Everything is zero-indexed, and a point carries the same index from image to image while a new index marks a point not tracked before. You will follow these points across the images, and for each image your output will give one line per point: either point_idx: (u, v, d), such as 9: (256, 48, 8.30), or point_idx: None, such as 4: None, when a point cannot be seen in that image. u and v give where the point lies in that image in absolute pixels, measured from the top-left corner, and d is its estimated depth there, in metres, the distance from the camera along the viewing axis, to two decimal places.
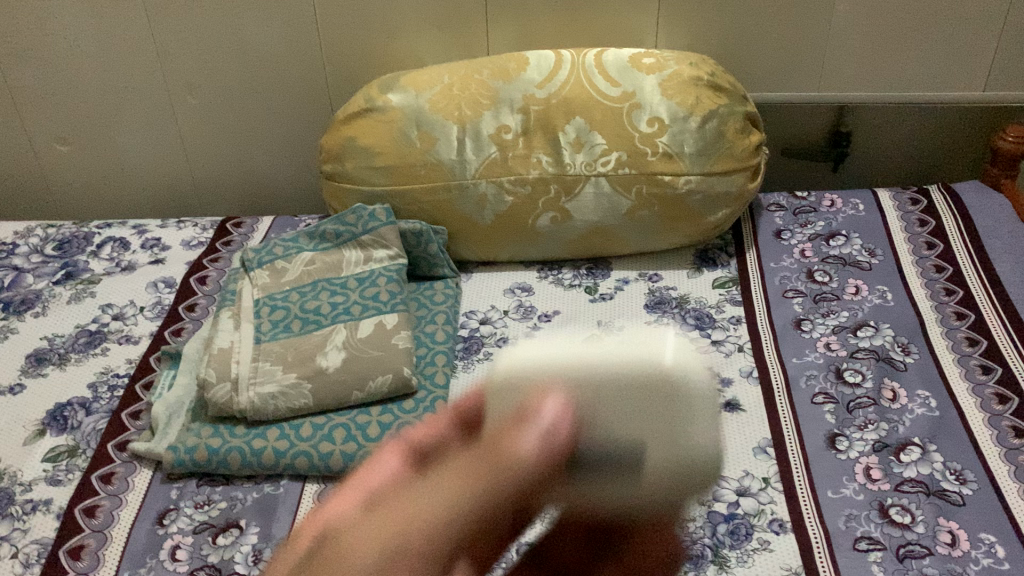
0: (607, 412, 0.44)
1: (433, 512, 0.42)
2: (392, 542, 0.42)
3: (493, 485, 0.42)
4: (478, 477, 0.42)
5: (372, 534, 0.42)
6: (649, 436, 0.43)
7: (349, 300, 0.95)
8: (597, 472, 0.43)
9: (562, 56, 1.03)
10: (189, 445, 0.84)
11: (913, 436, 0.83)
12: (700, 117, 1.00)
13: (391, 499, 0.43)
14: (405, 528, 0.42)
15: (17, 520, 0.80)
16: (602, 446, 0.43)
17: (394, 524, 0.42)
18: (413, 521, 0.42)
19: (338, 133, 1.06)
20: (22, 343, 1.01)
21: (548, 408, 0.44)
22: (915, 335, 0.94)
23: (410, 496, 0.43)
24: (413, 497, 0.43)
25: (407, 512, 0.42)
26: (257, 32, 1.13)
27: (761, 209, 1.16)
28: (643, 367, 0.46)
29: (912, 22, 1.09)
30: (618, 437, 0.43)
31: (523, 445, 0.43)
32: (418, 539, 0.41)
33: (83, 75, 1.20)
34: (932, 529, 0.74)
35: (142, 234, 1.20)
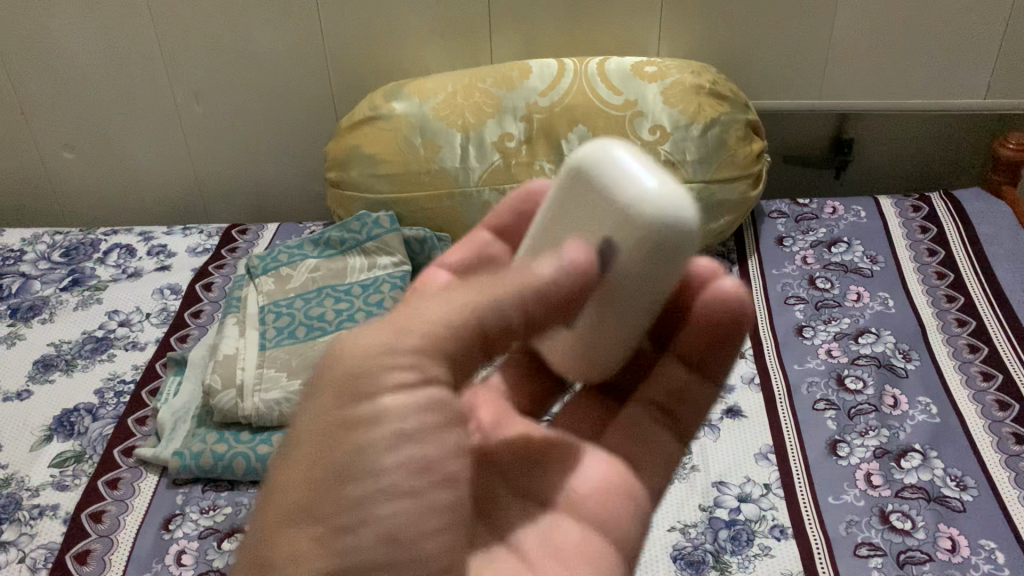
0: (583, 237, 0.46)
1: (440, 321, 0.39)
2: (407, 341, 0.38)
3: (506, 300, 0.40)
4: (490, 294, 0.40)
5: (384, 332, 0.39)
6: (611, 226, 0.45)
7: (353, 307, 0.96)
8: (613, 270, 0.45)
9: (564, 65, 1.04)
10: (195, 451, 0.85)
11: (913, 443, 0.83)
12: (702, 125, 1.01)
13: (405, 310, 0.40)
14: (421, 330, 0.39)
15: (24, 525, 0.81)
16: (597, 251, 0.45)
17: (408, 326, 0.39)
18: (431, 324, 0.39)
19: (343, 141, 1.07)
20: (29, 350, 1.02)
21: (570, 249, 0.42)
22: (916, 342, 0.94)
23: (418, 309, 0.40)
24: (433, 305, 0.40)
25: (411, 321, 0.39)
26: (263, 41, 1.14)
27: (763, 216, 1.16)
28: (590, 169, 0.47)
29: (913, 30, 1.10)
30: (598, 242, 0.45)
31: (547, 267, 0.41)
32: (437, 341, 0.39)
33: (90, 83, 1.21)
34: (932, 535, 0.75)
35: (148, 241, 1.21)
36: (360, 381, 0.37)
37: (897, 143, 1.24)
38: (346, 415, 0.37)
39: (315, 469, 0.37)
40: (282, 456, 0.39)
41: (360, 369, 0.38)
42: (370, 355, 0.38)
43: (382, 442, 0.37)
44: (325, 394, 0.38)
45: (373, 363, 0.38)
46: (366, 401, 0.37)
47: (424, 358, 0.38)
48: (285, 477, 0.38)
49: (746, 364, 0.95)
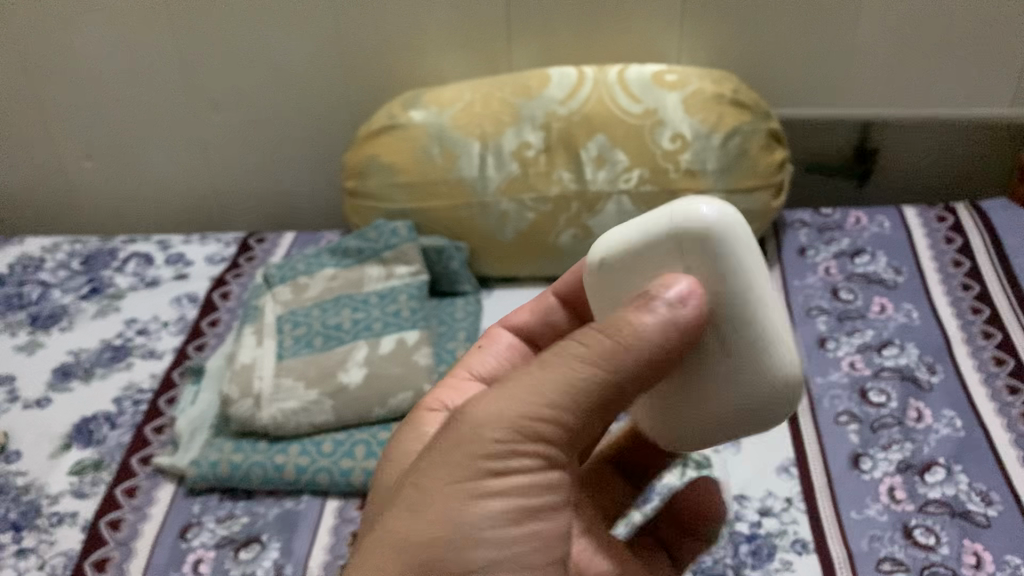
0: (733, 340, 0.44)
1: (561, 395, 0.43)
2: (522, 406, 0.43)
3: (622, 370, 0.43)
4: (605, 352, 0.43)
5: (503, 402, 0.44)
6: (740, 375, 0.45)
7: (371, 317, 0.96)
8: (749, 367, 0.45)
9: (584, 73, 1.03)
10: (212, 460, 0.84)
11: (938, 457, 0.82)
12: (723, 134, 1.00)
13: (523, 376, 0.45)
14: (531, 398, 0.43)
15: (44, 532, 0.81)
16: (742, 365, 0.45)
17: (521, 395, 0.44)
18: (545, 391, 0.43)
19: (361, 150, 1.07)
20: (48, 358, 1.03)
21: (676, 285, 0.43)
22: (941, 354, 0.93)
23: (542, 375, 0.44)
24: (546, 375, 0.44)
25: (528, 399, 0.43)
26: (281, 48, 1.14)
27: (785, 226, 1.15)
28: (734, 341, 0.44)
29: (937, 38, 1.08)
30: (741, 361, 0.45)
31: (647, 325, 0.43)
32: (546, 410, 0.43)
33: (110, 91, 1.21)
34: (957, 550, 0.73)
35: (166, 249, 1.21)
36: (482, 456, 0.43)
37: (922, 151, 1.22)
38: (467, 494, 0.43)
39: (428, 539, 0.42)
40: (390, 514, 0.44)
41: (487, 443, 0.43)
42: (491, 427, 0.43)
43: (495, 521, 0.42)
44: (441, 462, 0.44)
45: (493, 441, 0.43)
46: (487, 476, 0.43)
47: (545, 437, 0.43)
48: (396, 538, 0.43)
49: None
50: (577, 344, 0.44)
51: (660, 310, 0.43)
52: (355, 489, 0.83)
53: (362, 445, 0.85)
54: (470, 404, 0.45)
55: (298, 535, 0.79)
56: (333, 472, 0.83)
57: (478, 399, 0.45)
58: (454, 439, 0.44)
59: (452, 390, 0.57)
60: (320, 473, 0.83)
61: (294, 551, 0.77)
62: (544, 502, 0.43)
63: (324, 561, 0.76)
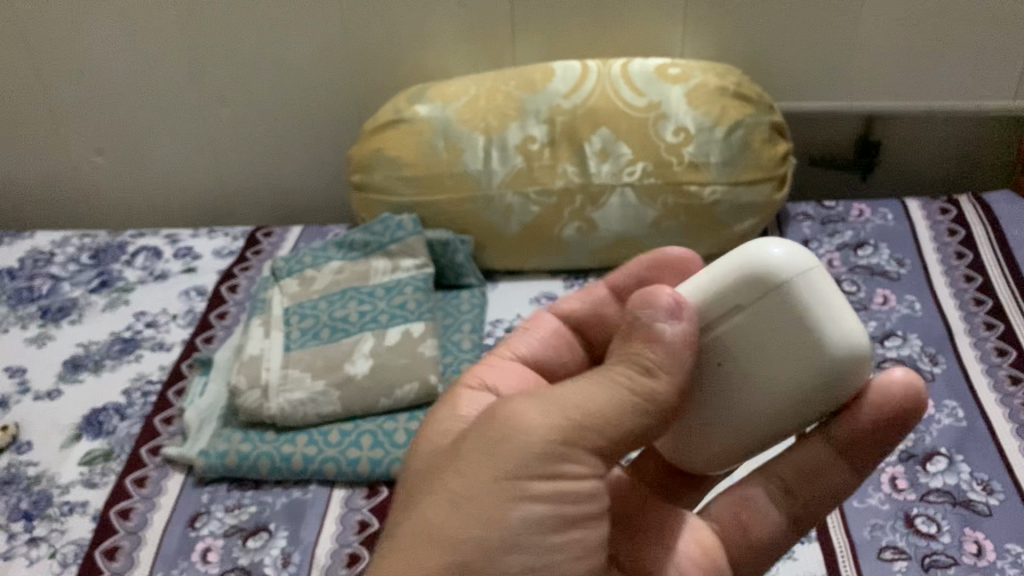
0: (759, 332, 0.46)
1: (602, 412, 0.43)
2: (565, 418, 0.43)
3: (656, 381, 0.44)
4: (647, 366, 0.44)
5: (544, 412, 0.44)
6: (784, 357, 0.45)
7: (377, 308, 0.97)
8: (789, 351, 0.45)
9: (588, 67, 1.04)
10: (220, 450, 0.86)
11: (939, 446, 0.82)
12: (726, 127, 1.00)
13: (557, 390, 0.45)
14: (572, 410, 0.44)
15: (55, 521, 0.82)
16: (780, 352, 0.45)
17: (563, 407, 0.44)
18: (584, 404, 0.44)
19: (367, 144, 1.08)
20: (59, 351, 1.04)
21: (664, 297, 0.45)
22: (943, 345, 0.93)
23: (580, 391, 0.44)
24: (583, 390, 0.44)
25: (567, 410, 0.43)
26: (287, 44, 1.15)
27: (789, 218, 1.15)
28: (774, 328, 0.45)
29: (938, 30, 1.09)
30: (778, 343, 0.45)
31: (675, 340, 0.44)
32: (589, 423, 0.43)
33: (119, 87, 1.23)
34: (958, 539, 0.74)
35: (174, 243, 1.22)
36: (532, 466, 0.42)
37: (926, 145, 1.23)
38: (507, 496, 0.42)
39: (463, 536, 0.42)
40: (424, 506, 0.43)
41: (529, 451, 0.42)
42: (533, 436, 0.43)
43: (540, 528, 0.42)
44: (478, 462, 0.43)
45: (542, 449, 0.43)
46: (528, 483, 0.42)
47: (592, 450, 0.43)
48: (430, 531, 0.42)
49: None
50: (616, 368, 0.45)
51: (666, 329, 0.44)
52: (362, 478, 0.84)
53: (369, 435, 0.86)
54: (507, 405, 0.45)
55: (305, 523, 0.80)
56: (340, 462, 0.84)
57: (517, 403, 0.45)
58: (490, 442, 0.43)
59: (491, 367, 0.55)
60: (327, 463, 0.84)
61: (302, 539, 0.78)
62: (583, 511, 0.43)
63: (331, 549, 0.77)
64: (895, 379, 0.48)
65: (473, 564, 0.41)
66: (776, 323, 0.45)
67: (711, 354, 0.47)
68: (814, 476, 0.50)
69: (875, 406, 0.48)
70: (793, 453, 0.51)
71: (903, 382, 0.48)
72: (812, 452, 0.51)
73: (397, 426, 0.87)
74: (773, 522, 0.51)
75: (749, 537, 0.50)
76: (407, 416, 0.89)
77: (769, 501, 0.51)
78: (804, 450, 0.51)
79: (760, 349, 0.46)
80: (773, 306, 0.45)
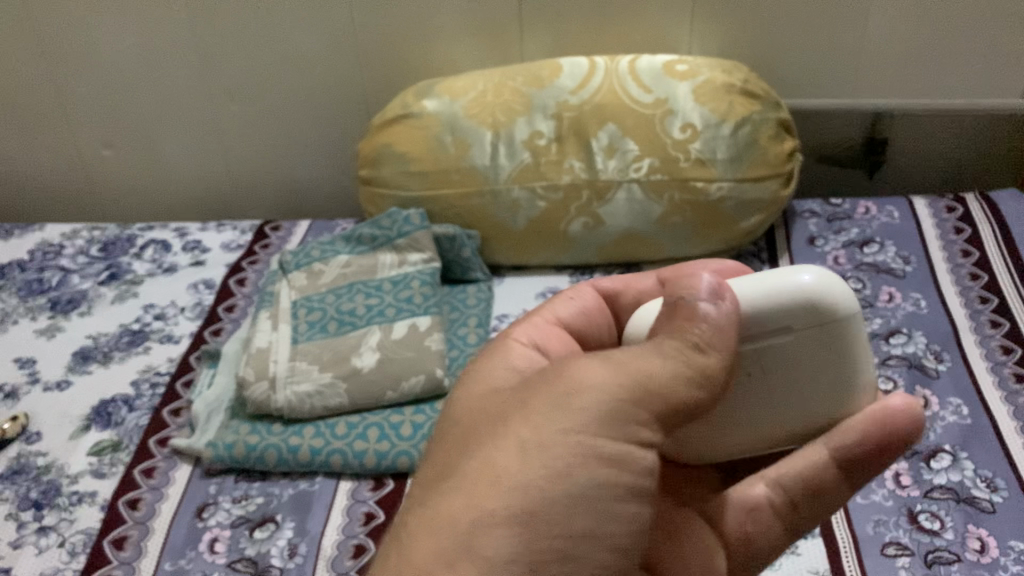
0: (801, 357, 0.48)
1: (665, 381, 0.45)
2: (633, 382, 0.45)
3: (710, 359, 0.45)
4: (701, 346, 0.45)
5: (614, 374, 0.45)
6: (817, 380, 0.49)
7: (383, 302, 0.97)
8: (824, 376, 0.49)
9: (595, 63, 1.04)
10: (228, 441, 0.86)
11: (943, 444, 0.83)
12: (733, 124, 1.01)
13: (623, 356, 0.46)
14: (638, 375, 0.45)
15: (64, 511, 0.83)
16: (815, 377, 0.49)
17: (631, 371, 0.45)
18: (648, 373, 0.45)
19: (375, 138, 1.08)
20: (68, 342, 1.05)
21: (705, 282, 0.47)
22: (948, 343, 0.94)
23: (648, 359, 0.46)
24: (647, 359, 0.46)
25: (632, 369, 0.45)
26: (296, 39, 1.16)
27: (795, 215, 1.15)
28: (818, 351, 0.48)
29: (946, 28, 1.09)
30: (813, 369, 0.48)
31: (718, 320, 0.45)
32: (653, 390, 0.45)
33: (129, 81, 1.23)
34: (961, 535, 0.74)
35: (183, 236, 1.23)
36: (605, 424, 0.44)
37: (936, 144, 1.22)
38: (575, 453, 0.44)
39: (533, 484, 0.43)
40: (492, 449, 0.45)
41: (596, 408, 0.44)
42: (601, 396, 0.45)
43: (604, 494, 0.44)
44: (551, 413, 0.45)
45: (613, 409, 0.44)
46: (596, 443, 0.44)
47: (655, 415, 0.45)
48: (499, 473, 0.44)
49: None
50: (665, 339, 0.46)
51: (704, 308, 0.46)
52: (368, 471, 0.84)
53: (375, 428, 0.87)
54: (575, 364, 0.47)
55: (312, 515, 0.81)
56: (346, 454, 0.85)
57: (587, 362, 0.47)
58: (562, 396, 0.45)
59: (535, 328, 0.56)
60: (333, 455, 0.85)
61: (309, 530, 0.79)
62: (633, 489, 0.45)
63: (338, 540, 0.78)
64: (899, 407, 0.49)
65: (539, 514, 0.43)
66: (821, 349, 0.48)
67: (743, 363, 0.49)
68: (820, 492, 0.51)
69: (879, 426, 0.49)
70: (794, 468, 0.51)
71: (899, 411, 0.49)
72: (815, 474, 0.50)
73: (403, 420, 0.88)
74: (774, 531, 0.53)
75: (750, 547, 0.53)
76: (413, 409, 0.89)
77: (771, 510, 0.52)
78: (806, 467, 0.50)
79: (796, 365, 0.48)
80: (822, 332, 0.48)
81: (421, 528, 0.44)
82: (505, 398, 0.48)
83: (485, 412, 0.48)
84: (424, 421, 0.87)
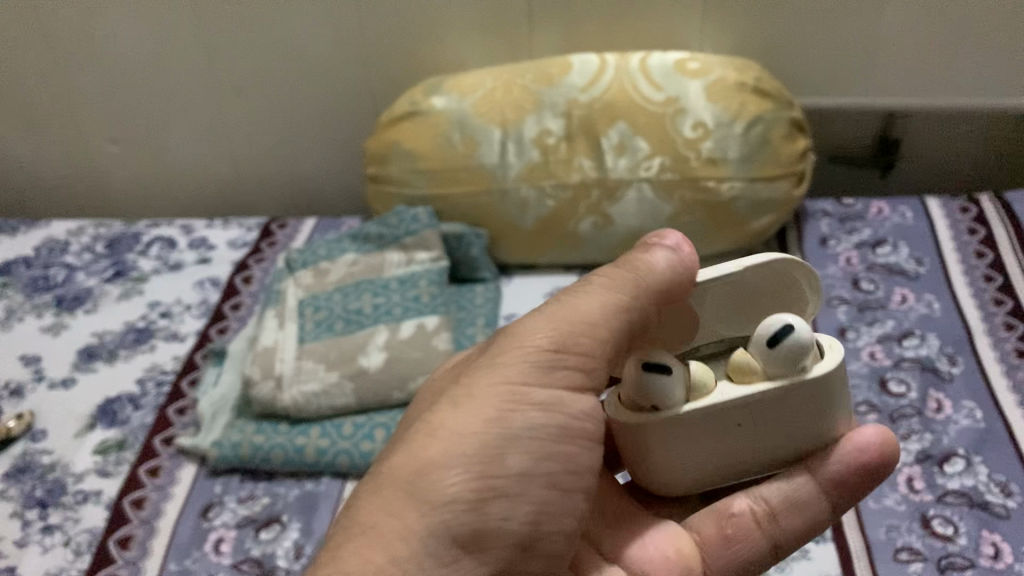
0: (783, 410, 0.48)
1: (592, 319, 0.51)
2: (565, 328, 0.51)
3: (637, 298, 0.51)
4: (626, 286, 0.51)
5: (547, 324, 0.51)
6: (793, 427, 0.50)
7: (391, 301, 0.96)
8: (802, 425, 0.50)
9: (605, 60, 1.03)
10: (234, 441, 0.86)
11: (957, 448, 0.81)
12: (745, 122, 0.99)
13: (559, 302, 0.52)
14: (570, 322, 0.51)
15: (69, 509, 0.82)
16: (792, 426, 0.50)
17: (562, 319, 0.51)
18: (579, 318, 0.51)
19: (383, 136, 1.07)
20: (73, 339, 1.04)
21: (672, 236, 0.52)
22: (962, 345, 0.92)
23: (579, 306, 0.51)
24: (575, 303, 0.52)
25: (565, 317, 0.51)
26: (304, 34, 1.15)
27: (806, 215, 1.14)
28: (801, 403, 0.48)
29: (961, 27, 1.08)
30: (793, 419, 0.49)
31: (656, 262, 0.51)
32: (584, 332, 0.51)
33: (136, 77, 1.22)
34: (975, 541, 0.73)
35: (189, 234, 1.22)
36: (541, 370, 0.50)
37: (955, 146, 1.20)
38: (507, 396, 0.49)
39: (470, 431, 0.48)
40: (437, 409, 0.50)
41: (525, 362, 0.50)
42: (527, 348, 0.50)
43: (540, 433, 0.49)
44: (491, 368, 0.51)
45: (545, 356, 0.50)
46: (528, 390, 0.50)
47: (583, 355, 0.51)
48: (439, 426, 0.49)
49: None
50: (604, 272, 0.53)
51: (661, 254, 0.51)
52: None
53: (382, 428, 0.86)
54: (519, 321, 0.53)
55: (318, 516, 0.80)
56: (354, 455, 0.84)
57: (529, 319, 0.52)
58: (503, 351, 0.51)
59: None
60: (340, 455, 0.84)
61: (315, 531, 0.79)
62: (572, 427, 0.50)
63: None
64: (877, 440, 0.51)
65: (478, 458, 0.47)
66: (803, 404, 0.48)
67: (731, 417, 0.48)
68: (794, 507, 0.52)
69: (854, 456, 0.51)
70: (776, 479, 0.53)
71: (872, 443, 0.51)
72: (796, 488, 0.52)
73: None
74: (751, 543, 0.54)
75: (724, 551, 0.54)
76: None
77: (750, 520, 0.53)
78: (788, 485, 0.52)
79: (782, 408, 0.48)
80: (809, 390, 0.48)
81: (372, 490, 0.48)
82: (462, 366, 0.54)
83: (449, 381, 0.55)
84: None
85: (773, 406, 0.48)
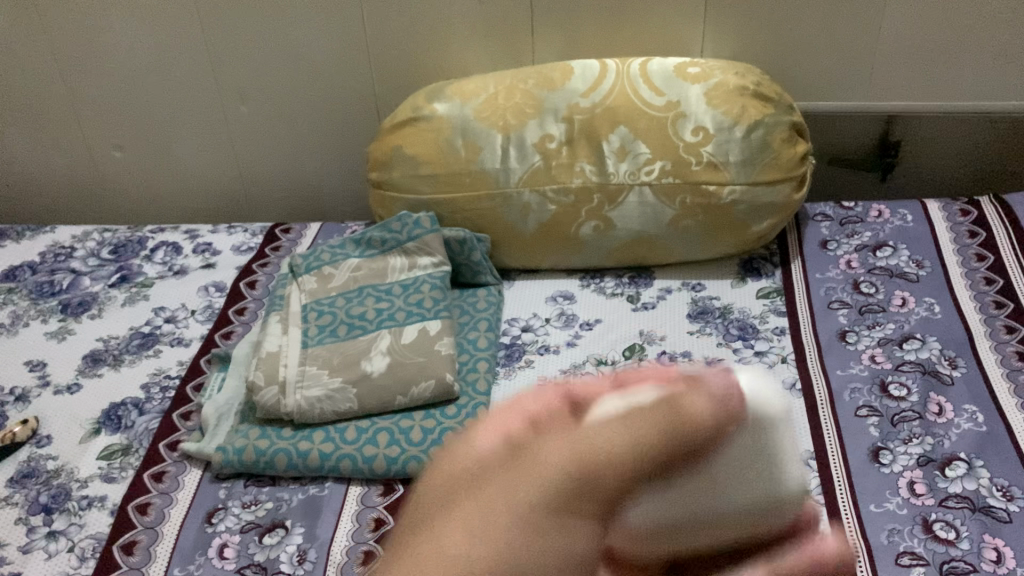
0: (735, 480, 0.35)
1: (620, 452, 0.34)
2: (577, 456, 0.33)
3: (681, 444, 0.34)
4: (666, 425, 0.34)
5: (553, 450, 0.34)
6: (750, 518, 0.36)
7: (394, 306, 0.96)
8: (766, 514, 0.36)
9: (607, 65, 1.04)
10: (238, 446, 0.86)
11: (958, 452, 0.82)
12: (746, 127, 1.00)
13: (570, 422, 0.35)
14: (587, 450, 0.33)
15: (74, 515, 0.83)
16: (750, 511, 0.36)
17: (577, 445, 0.34)
18: (600, 447, 0.34)
19: (386, 141, 1.08)
20: (79, 344, 1.05)
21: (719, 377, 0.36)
22: (963, 348, 0.93)
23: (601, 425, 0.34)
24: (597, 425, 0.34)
25: (582, 438, 0.34)
26: (308, 40, 1.16)
27: (807, 218, 1.15)
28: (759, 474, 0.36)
29: (961, 31, 1.08)
30: (752, 499, 0.36)
31: (699, 406, 0.35)
32: (605, 471, 0.33)
33: (141, 83, 1.23)
34: (977, 545, 0.73)
35: (194, 239, 1.23)
36: (553, 509, 0.32)
37: (954, 157, 1.21)
38: (497, 534, 0.32)
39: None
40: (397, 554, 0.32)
41: (520, 494, 0.32)
42: (532, 471, 0.33)
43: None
44: (472, 489, 0.33)
45: (556, 488, 0.33)
46: (526, 529, 0.32)
47: (601, 495, 0.33)
48: None
49: (789, 369, 0.93)
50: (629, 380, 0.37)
51: (715, 385, 0.36)
52: (379, 476, 0.84)
53: (385, 433, 0.87)
54: (514, 429, 0.35)
55: (321, 520, 0.81)
56: (357, 459, 0.85)
57: (532, 432, 0.35)
58: (494, 472, 0.33)
59: None
60: (344, 460, 0.85)
61: (318, 536, 0.79)
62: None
63: (347, 546, 0.78)
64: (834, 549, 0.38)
65: None
66: (758, 471, 0.36)
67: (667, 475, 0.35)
68: None
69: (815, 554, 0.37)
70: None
71: (845, 550, 0.38)
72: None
73: (413, 424, 0.88)
74: None
75: None
76: (423, 414, 0.89)
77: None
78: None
79: (738, 476, 0.35)
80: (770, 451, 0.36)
81: None
82: (422, 487, 0.35)
83: (407, 507, 0.35)
84: (433, 427, 0.87)
85: (735, 465, 0.35)
